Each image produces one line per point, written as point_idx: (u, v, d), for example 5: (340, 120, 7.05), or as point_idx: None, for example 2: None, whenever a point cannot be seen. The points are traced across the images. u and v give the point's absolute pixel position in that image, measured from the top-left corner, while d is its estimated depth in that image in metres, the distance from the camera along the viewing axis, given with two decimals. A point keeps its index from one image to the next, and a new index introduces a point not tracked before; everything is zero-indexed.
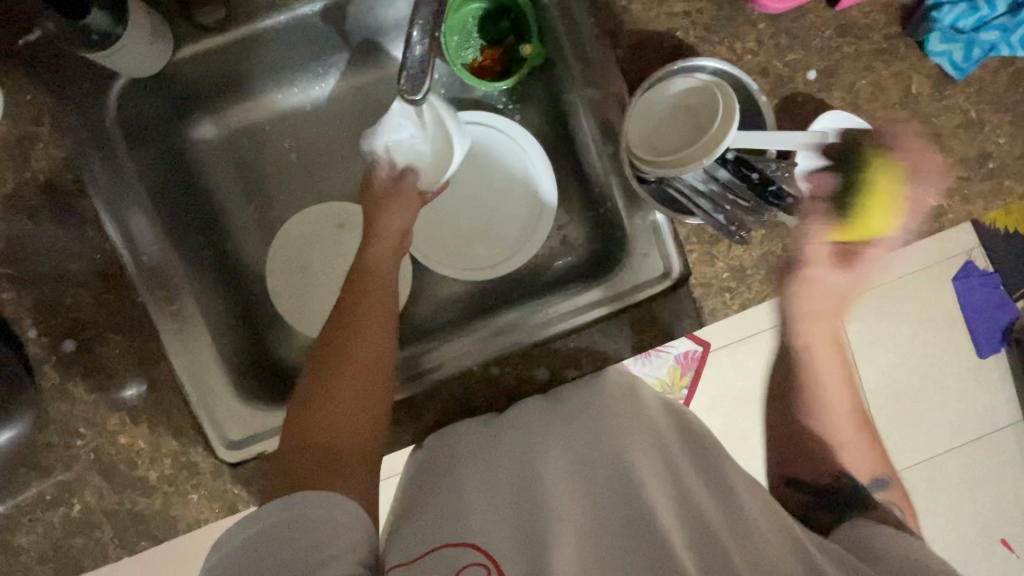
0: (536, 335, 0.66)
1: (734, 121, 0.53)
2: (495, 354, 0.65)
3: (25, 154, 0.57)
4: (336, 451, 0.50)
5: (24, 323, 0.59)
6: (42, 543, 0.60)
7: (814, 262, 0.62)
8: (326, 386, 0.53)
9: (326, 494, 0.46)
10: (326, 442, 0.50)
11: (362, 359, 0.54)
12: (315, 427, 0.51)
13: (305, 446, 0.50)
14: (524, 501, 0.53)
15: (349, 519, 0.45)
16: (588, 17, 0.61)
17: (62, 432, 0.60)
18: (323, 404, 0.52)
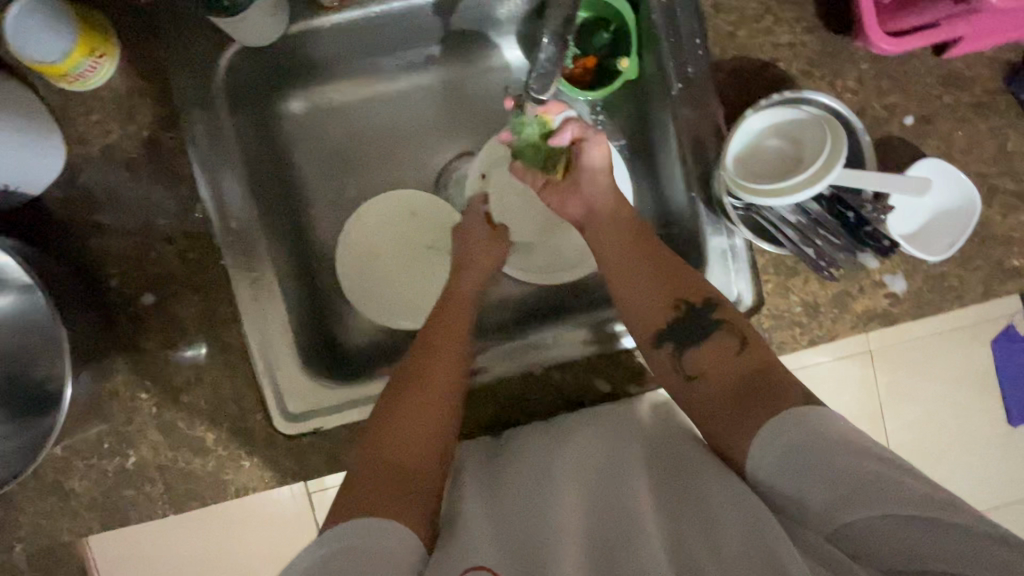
0: (549, 354, 0.64)
1: (837, 162, 0.52)
2: (539, 363, 0.64)
3: (134, 108, 0.59)
4: (403, 465, 0.50)
5: (107, 272, 0.60)
6: (93, 490, 0.61)
7: (888, 307, 0.63)
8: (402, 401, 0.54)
9: (387, 523, 0.46)
10: (405, 457, 0.51)
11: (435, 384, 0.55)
12: (388, 439, 0.52)
13: (377, 460, 0.50)
14: (513, 538, 0.50)
15: (404, 540, 0.45)
16: (695, 38, 0.61)
17: (128, 383, 0.60)
18: (396, 419, 0.53)
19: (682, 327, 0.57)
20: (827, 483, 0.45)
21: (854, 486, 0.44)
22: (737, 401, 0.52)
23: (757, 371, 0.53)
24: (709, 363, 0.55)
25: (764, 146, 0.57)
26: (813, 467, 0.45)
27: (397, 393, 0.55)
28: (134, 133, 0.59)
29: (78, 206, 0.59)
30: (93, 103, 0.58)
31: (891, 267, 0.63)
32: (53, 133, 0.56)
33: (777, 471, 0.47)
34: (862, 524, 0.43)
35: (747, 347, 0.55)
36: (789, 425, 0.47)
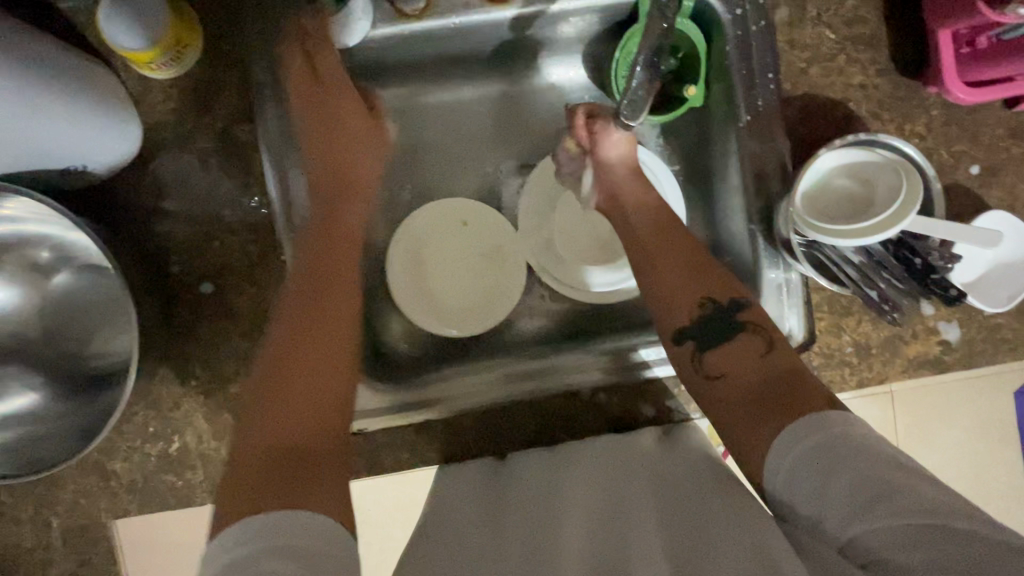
0: (556, 382, 0.63)
1: (913, 209, 0.52)
2: (514, 395, 0.63)
3: (211, 101, 0.60)
4: (294, 443, 0.47)
5: (168, 258, 0.60)
6: (135, 473, 0.61)
7: (940, 354, 0.63)
8: (303, 373, 0.52)
9: (313, 516, 0.42)
10: (301, 438, 0.48)
11: (338, 371, 0.53)
12: (272, 414, 0.49)
13: (266, 437, 0.48)
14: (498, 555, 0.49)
15: (315, 519, 0.42)
16: (768, 72, 0.62)
17: (179, 369, 0.61)
18: (281, 386, 0.51)
19: (705, 325, 0.56)
20: (841, 484, 0.41)
21: (872, 488, 0.40)
22: (759, 404, 0.49)
23: (784, 374, 0.50)
24: (736, 363, 0.53)
25: (831, 185, 0.58)
26: (832, 469, 0.42)
27: (279, 362, 0.52)
28: (209, 124, 0.60)
29: (147, 191, 0.60)
30: (172, 92, 0.59)
31: (946, 315, 0.63)
32: (135, 120, 0.57)
33: (793, 475, 0.44)
34: (871, 536, 0.40)
35: (773, 353, 0.53)
36: (814, 425, 0.44)
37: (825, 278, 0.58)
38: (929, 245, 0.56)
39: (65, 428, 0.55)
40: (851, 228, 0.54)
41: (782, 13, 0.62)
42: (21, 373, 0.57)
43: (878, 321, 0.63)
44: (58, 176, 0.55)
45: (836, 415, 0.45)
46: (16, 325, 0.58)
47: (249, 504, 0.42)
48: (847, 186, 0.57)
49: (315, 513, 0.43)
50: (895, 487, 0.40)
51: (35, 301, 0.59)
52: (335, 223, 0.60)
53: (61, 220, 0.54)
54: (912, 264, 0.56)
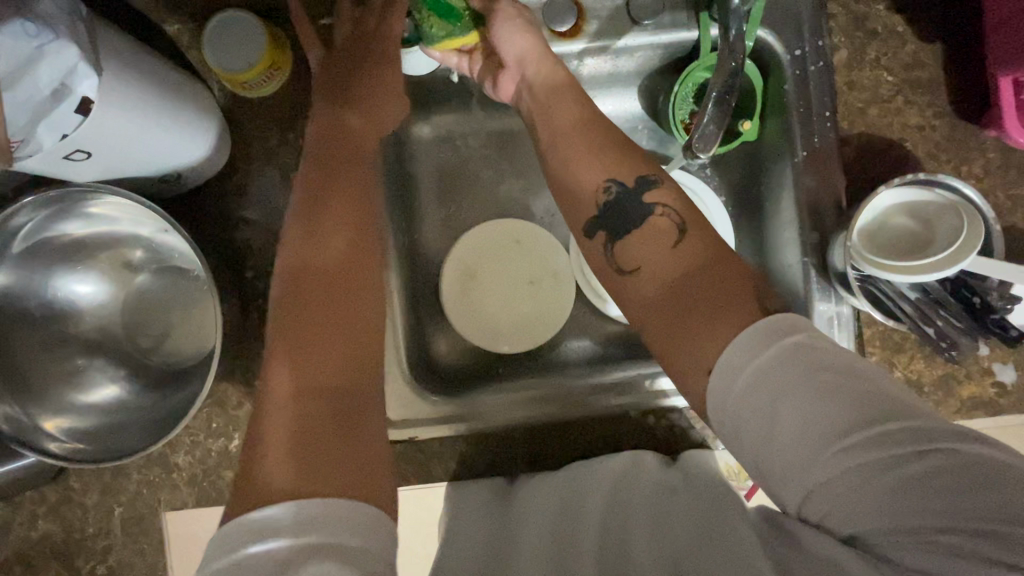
0: (578, 398, 0.65)
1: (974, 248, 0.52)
2: (547, 411, 0.65)
3: (293, 118, 0.64)
4: (334, 407, 0.47)
5: (243, 263, 0.64)
6: (197, 466, 0.64)
7: (996, 396, 0.62)
8: (327, 332, 0.51)
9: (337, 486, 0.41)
10: (331, 389, 0.48)
11: (355, 324, 0.52)
12: (305, 376, 0.48)
13: (301, 400, 0.46)
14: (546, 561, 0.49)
15: (348, 500, 0.40)
16: (826, 110, 0.63)
17: (245, 369, 0.63)
18: (309, 349, 0.49)
19: (619, 214, 0.55)
20: (798, 430, 0.39)
21: (830, 424, 0.39)
22: (676, 295, 0.49)
23: (695, 265, 0.50)
24: (655, 256, 0.52)
25: (890, 223, 0.58)
26: (779, 399, 0.40)
27: (310, 318, 0.51)
28: (290, 140, 0.64)
29: (229, 200, 0.64)
30: (259, 108, 0.64)
31: (1001, 356, 0.63)
32: (226, 135, 0.62)
33: (745, 403, 0.41)
34: (841, 485, 0.38)
35: (686, 236, 0.52)
36: (755, 349, 0.42)
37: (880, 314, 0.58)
38: (990, 286, 0.55)
39: (140, 420, 0.58)
40: (917, 265, 0.53)
41: (841, 55, 0.64)
42: (101, 365, 0.60)
43: (932, 359, 0.63)
44: (154, 182, 0.59)
45: (793, 321, 0.43)
46: (99, 320, 0.61)
47: (275, 485, 0.41)
48: (908, 225, 0.57)
49: (344, 492, 0.40)
50: (856, 422, 0.38)
51: (120, 297, 0.62)
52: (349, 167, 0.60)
53: (156, 221, 0.59)
54: (971, 303, 0.55)
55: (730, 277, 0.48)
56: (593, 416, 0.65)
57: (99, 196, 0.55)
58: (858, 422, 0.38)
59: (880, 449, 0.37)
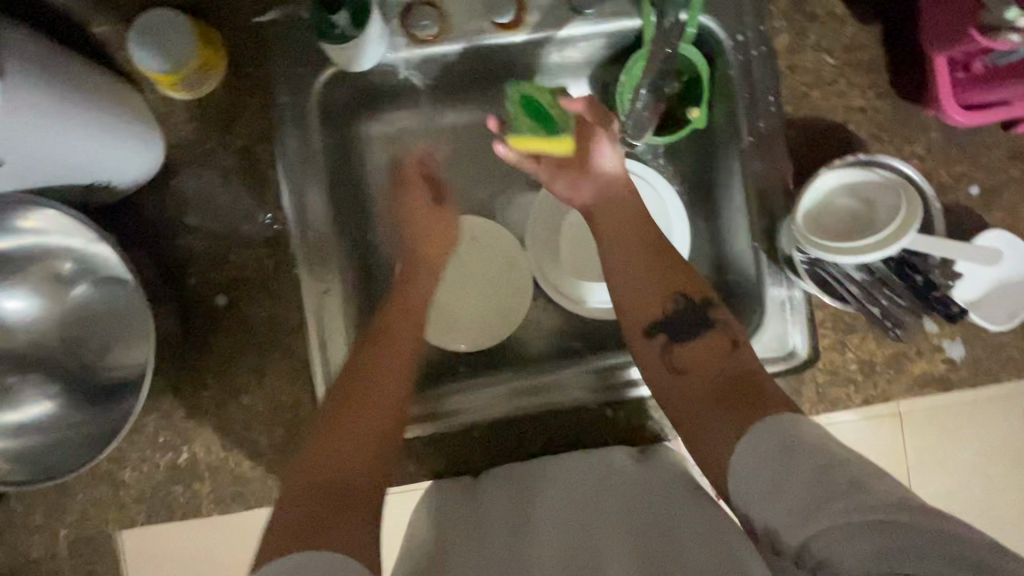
0: (554, 398, 0.64)
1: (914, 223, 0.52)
2: (519, 408, 0.64)
3: (230, 119, 0.62)
4: (348, 491, 0.48)
5: (184, 271, 0.62)
6: (144, 482, 0.62)
7: (945, 372, 0.63)
8: (349, 422, 0.53)
9: (327, 556, 0.43)
10: (342, 476, 0.49)
11: (382, 428, 0.54)
12: (319, 460, 0.50)
13: (318, 480, 0.49)
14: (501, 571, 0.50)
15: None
16: (769, 95, 0.63)
17: (191, 380, 0.62)
18: (328, 441, 0.51)
19: (687, 319, 0.57)
20: (783, 482, 0.42)
21: (825, 490, 0.40)
22: (719, 397, 0.50)
23: (734, 376, 0.52)
24: (699, 358, 0.54)
25: (835, 204, 0.57)
26: (777, 471, 0.43)
27: (341, 409, 0.54)
28: (228, 142, 0.62)
29: (167, 207, 0.62)
30: (194, 111, 0.62)
31: (950, 333, 0.63)
32: (158, 138, 0.59)
33: (756, 466, 0.44)
34: (820, 537, 0.39)
35: (741, 346, 0.54)
36: (766, 431, 0.45)
37: (828, 295, 0.59)
38: (931, 263, 0.56)
39: (87, 435, 0.57)
40: (864, 245, 0.53)
41: (782, 39, 0.64)
42: (38, 382, 0.59)
43: (882, 339, 0.63)
44: (83, 190, 0.57)
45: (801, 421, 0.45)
46: (35, 335, 0.60)
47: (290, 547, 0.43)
48: (852, 206, 0.57)
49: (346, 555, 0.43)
50: (853, 485, 0.39)
51: (54, 312, 0.60)
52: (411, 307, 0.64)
53: (81, 232, 0.56)
54: (915, 281, 0.56)
55: (764, 385, 0.50)
56: (568, 416, 0.64)
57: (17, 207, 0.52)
58: (853, 483, 0.39)
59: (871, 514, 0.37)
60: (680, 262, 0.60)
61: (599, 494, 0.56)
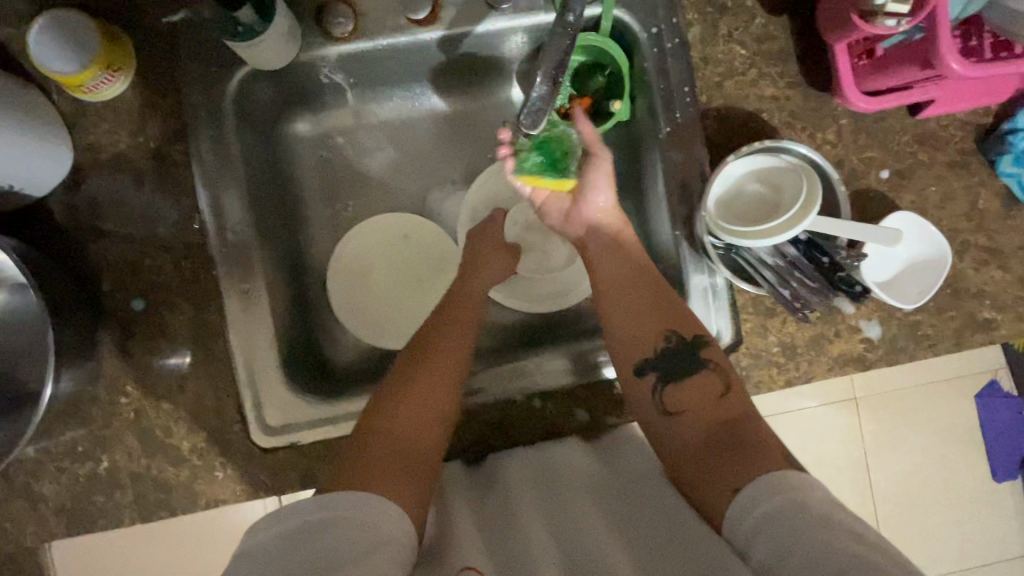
0: (528, 388, 0.64)
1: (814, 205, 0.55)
2: (501, 396, 0.64)
3: (143, 121, 0.61)
4: (405, 451, 0.54)
5: (98, 276, 0.61)
6: (62, 494, 0.60)
7: (863, 352, 0.65)
8: (418, 395, 0.58)
9: (378, 500, 0.48)
10: (404, 441, 0.55)
11: (433, 396, 0.58)
12: (386, 427, 0.56)
13: (387, 440, 0.55)
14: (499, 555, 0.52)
15: (387, 518, 0.47)
16: (683, 86, 0.65)
17: (110, 387, 0.60)
18: (398, 406, 0.57)
19: (672, 360, 0.58)
20: (789, 546, 0.41)
21: (825, 565, 0.38)
22: (713, 445, 0.52)
23: (731, 419, 0.54)
24: (695, 400, 0.56)
25: (744, 190, 0.60)
26: (797, 536, 0.41)
27: (401, 382, 0.60)
28: (143, 144, 0.61)
29: (79, 211, 0.60)
30: (105, 113, 0.61)
31: (866, 313, 0.65)
32: (66, 146, 0.59)
33: (767, 520, 0.44)
34: None
35: (730, 394, 0.55)
36: (770, 487, 0.45)
37: (743, 280, 0.60)
38: (837, 246, 0.58)
39: None
40: (761, 228, 0.56)
41: (695, 31, 0.65)
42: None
43: (801, 322, 0.65)
44: None
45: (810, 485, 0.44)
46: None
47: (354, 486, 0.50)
48: (760, 192, 0.60)
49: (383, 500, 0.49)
50: (861, 560, 0.38)
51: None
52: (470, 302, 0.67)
53: None
54: (821, 263, 0.58)
55: (758, 428, 0.52)
56: (536, 407, 0.64)
57: None
58: (859, 559, 0.38)
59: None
60: (664, 304, 0.61)
61: (604, 492, 0.58)
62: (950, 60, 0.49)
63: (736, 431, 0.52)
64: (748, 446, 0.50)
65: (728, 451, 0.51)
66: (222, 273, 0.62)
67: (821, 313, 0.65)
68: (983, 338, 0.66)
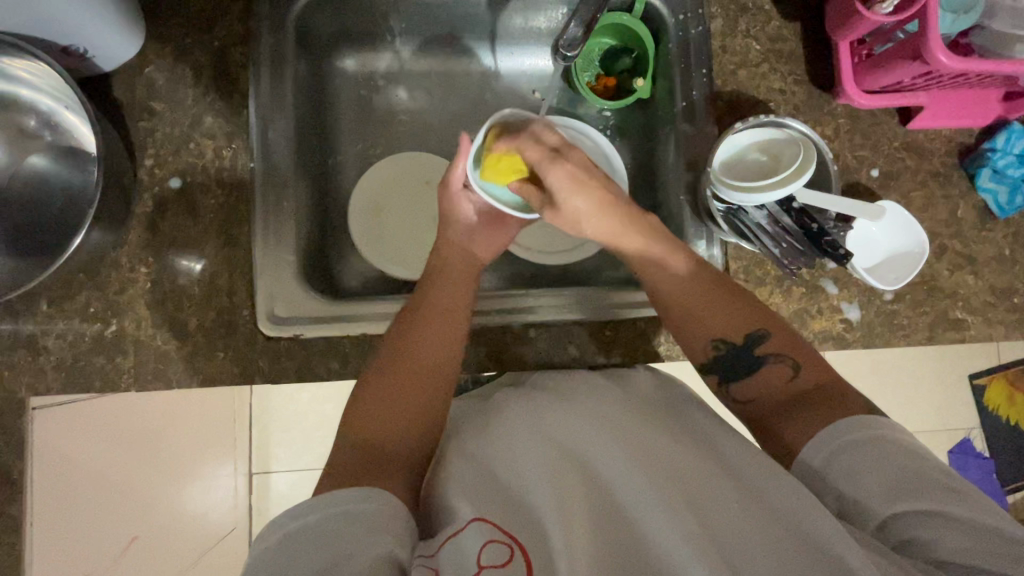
0: (547, 318, 0.68)
1: (807, 170, 0.62)
2: (529, 324, 0.68)
3: (215, 23, 0.68)
4: (377, 445, 0.52)
5: (144, 152, 0.65)
6: (65, 351, 0.62)
7: (842, 331, 0.68)
8: (385, 383, 0.56)
9: (368, 493, 0.46)
10: (374, 436, 0.53)
11: (404, 381, 0.56)
12: (359, 420, 0.54)
13: (356, 436, 0.53)
14: (514, 507, 0.47)
15: (375, 512, 0.45)
16: (701, 68, 0.72)
17: (133, 256, 0.64)
18: (365, 399, 0.55)
19: (740, 355, 0.57)
20: (876, 468, 0.45)
21: (908, 480, 0.44)
22: (794, 405, 0.52)
23: (815, 393, 0.52)
24: (766, 388, 0.55)
25: (747, 158, 0.68)
26: (878, 463, 0.45)
27: (376, 373, 0.57)
28: (208, 43, 0.68)
29: (139, 92, 0.66)
30: (180, 11, 0.67)
31: (848, 296, 0.69)
32: (141, 30, 0.65)
33: (842, 461, 0.46)
34: (907, 519, 0.42)
35: (802, 372, 0.53)
36: (853, 425, 0.47)
37: (741, 240, 0.66)
38: (825, 218, 0.64)
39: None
40: (755, 185, 0.63)
41: (717, 23, 0.73)
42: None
43: (787, 295, 0.69)
44: (60, 57, 0.61)
45: (881, 420, 0.48)
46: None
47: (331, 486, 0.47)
48: (760, 160, 0.68)
49: (365, 488, 0.46)
50: (939, 484, 0.43)
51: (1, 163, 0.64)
52: (445, 270, 0.66)
53: (59, 96, 0.62)
54: (810, 228, 0.63)
55: (835, 379, 0.52)
56: (554, 335, 0.68)
57: (6, 50, 0.58)
58: (945, 486, 0.43)
59: (965, 510, 0.42)
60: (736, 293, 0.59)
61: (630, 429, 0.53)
62: (938, 54, 0.56)
63: (817, 401, 0.51)
64: (829, 402, 0.50)
65: (817, 415, 0.50)
66: (258, 171, 0.67)
67: (806, 288, 0.69)
68: (952, 336, 0.71)
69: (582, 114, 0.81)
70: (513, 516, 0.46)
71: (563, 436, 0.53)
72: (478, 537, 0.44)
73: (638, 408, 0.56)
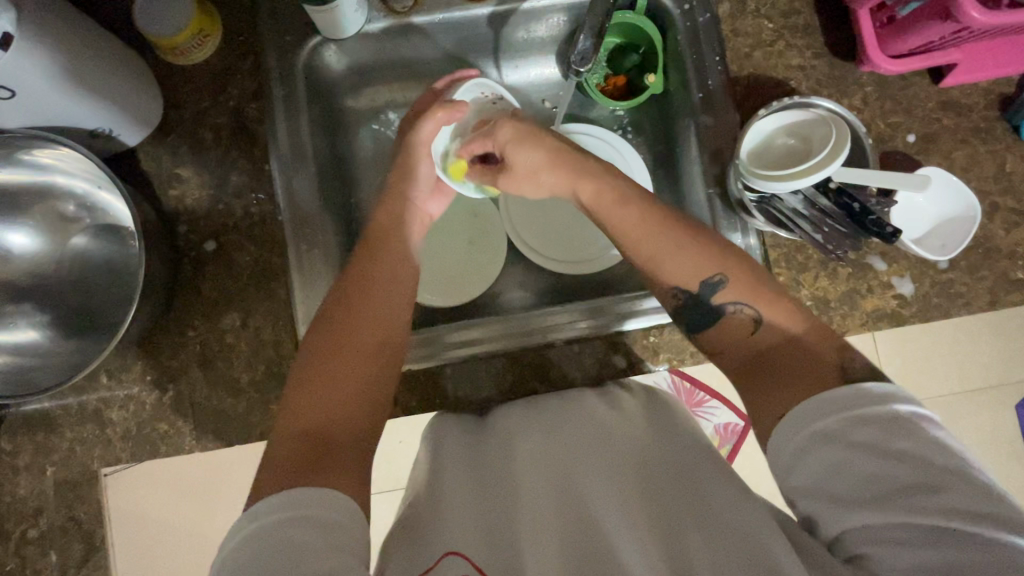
0: (567, 333, 0.67)
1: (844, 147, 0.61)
2: (526, 342, 0.67)
3: (228, 84, 0.70)
4: (331, 433, 0.50)
5: (179, 219, 0.68)
6: (129, 421, 0.64)
7: (896, 308, 0.66)
8: (328, 362, 0.54)
9: (332, 494, 0.45)
10: (326, 424, 0.51)
11: (347, 361, 0.55)
12: (312, 410, 0.51)
13: (304, 431, 0.50)
14: (488, 529, 0.49)
15: (322, 513, 0.43)
16: (715, 55, 0.70)
17: (180, 321, 0.66)
18: (317, 384, 0.53)
19: (696, 313, 0.56)
20: (841, 467, 0.41)
21: (882, 485, 0.40)
22: (754, 378, 0.51)
23: (768, 353, 0.51)
24: (733, 342, 0.54)
25: (774, 144, 0.67)
26: (840, 463, 0.41)
27: (324, 355, 0.55)
28: (223, 103, 0.69)
29: (166, 162, 0.68)
30: (193, 75, 0.69)
31: (899, 270, 0.66)
32: (155, 100, 0.67)
33: (802, 457, 0.43)
34: (863, 533, 0.40)
35: (762, 329, 0.53)
36: (825, 408, 0.44)
37: (780, 230, 0.65)
38: (866, 196, 0.63)
39: (60, 363, 0.63)
40: (789, 172, 0.62)
41: (724, 7, 0.71)
42: (31, 312, 0.66)
43: (834, 276, 0.66)
44: (87, 140, 0.63)
45: (877, 393, 0.43)
46: (31, 266, 0.67)
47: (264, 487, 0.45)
48: (789, 144, 0.67)
49: (318, 487, 0.45)
50: (912, 485, 0.39)
51: (49, 248, 0.67)
52: (391, 258, 0.63)
53: (91, 177, 0.64)
54: (852, 208, 0.61)
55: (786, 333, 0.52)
56: (577, 353, 0.67)
57: (35, 144, 0.60)
58: (919, 486, 0.39)
59: (934, 514, 0.37)
60: (701, 240, 0.56)
61: (629, 461, 0.53)
62: (970, 10, 0.54)
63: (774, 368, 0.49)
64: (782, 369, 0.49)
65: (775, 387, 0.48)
66: (286, 221, 0.68)
67: (853, 267, 0.66)
68: (1017, 297, 0.67)
69: (595, 117, 0.80)
70: (494, 545, 0.47)
71: (557, 465, 0.54)
72: (455, 570, 0.45)
73: (630, 441, 0.55)
